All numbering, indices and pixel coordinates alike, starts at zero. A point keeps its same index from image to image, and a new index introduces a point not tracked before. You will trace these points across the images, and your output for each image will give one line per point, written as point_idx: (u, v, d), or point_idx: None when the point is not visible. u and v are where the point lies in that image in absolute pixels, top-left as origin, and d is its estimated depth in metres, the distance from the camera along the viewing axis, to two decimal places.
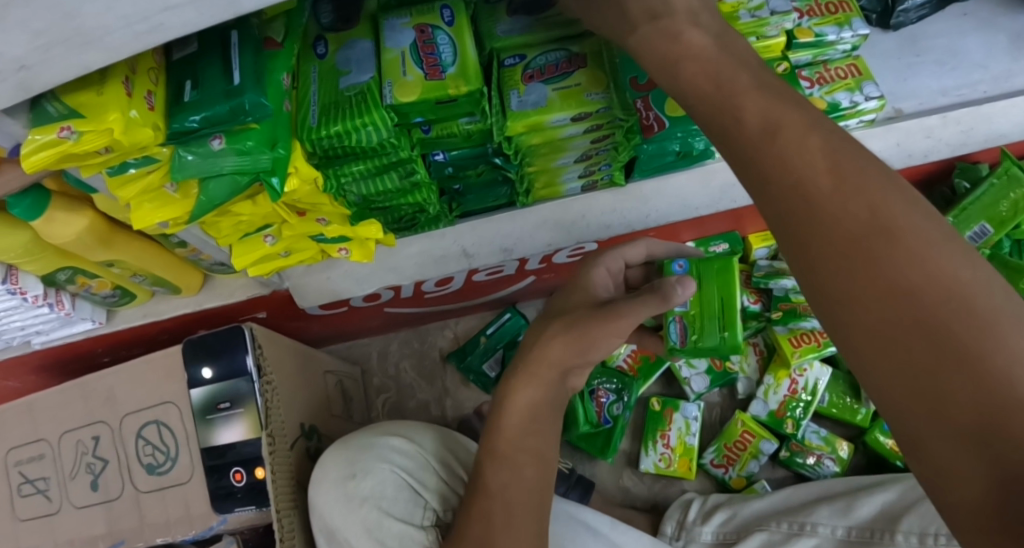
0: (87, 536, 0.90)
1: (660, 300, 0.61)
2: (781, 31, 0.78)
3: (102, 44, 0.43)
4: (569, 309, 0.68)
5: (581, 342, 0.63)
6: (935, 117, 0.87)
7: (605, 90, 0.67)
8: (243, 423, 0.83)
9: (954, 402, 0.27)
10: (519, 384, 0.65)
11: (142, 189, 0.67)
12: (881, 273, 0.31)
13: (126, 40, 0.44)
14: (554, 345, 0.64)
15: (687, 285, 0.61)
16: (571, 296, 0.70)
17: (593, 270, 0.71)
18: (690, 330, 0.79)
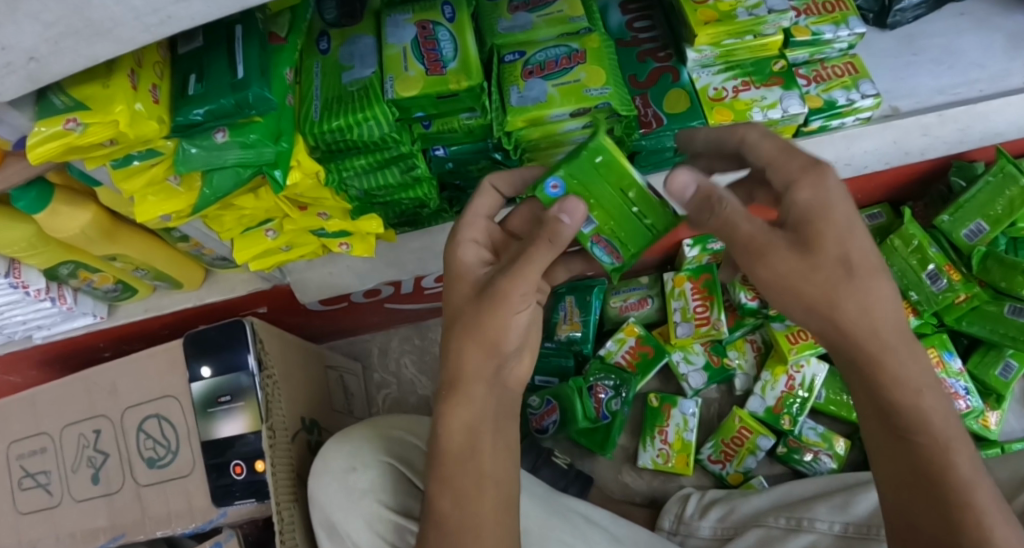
0: (88, 529, 0.90)
1: (546, 243, 0.49)
2: (779, 29, 0.79)
3: (112, 36, 0.44)
4: (457, 303, 0.53)
5: (486, 333, 0.50)
6: (932, 115, 0.88)
7: (606, 85, 0.67)
8: (244, 416, 0.84)
9: (910, 494, 0.47)
10: (450, 408, 0.51)
11: (146, 182, 0.67)
12: (888, 415, 0.48)
13: (136, 33, 0.44)
14: (463, 351, 0.51)
15: (571, 209, 0.51)
16: (451, 295, 0.54)
17: (456, 249, 0.55)
18: (618, 245, 0.58)
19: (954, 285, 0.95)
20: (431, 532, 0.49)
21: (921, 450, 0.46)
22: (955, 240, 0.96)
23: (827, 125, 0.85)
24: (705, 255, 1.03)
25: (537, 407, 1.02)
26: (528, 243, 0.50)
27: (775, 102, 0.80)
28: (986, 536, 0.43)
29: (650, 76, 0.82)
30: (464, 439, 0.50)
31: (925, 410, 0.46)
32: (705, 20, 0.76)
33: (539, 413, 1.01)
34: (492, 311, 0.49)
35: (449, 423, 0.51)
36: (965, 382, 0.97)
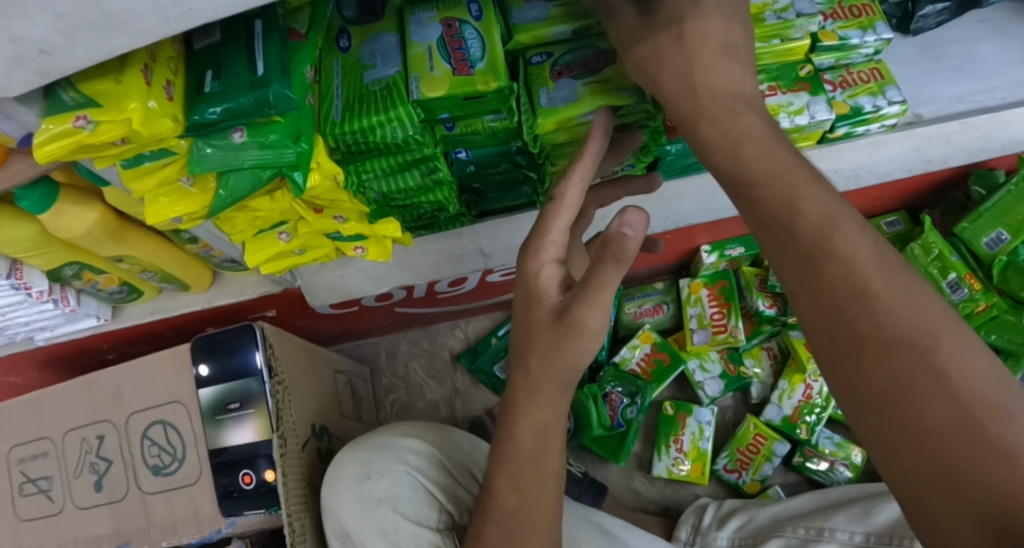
0: (91, 538, 0.88)
1: (612, 263, 0.42)
2: (805, 34, 0.77)
3: (130, 29, 0.41)
4: (532, 318, 0.48)
5: (561, 356, 0.46)
6: (954, 123, 0.87)
7: (636, 86, 0.65)
8: (253, 424, 0.81)
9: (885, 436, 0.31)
10: (529, 417, 0.49)
11: (158, 182, 0.65)
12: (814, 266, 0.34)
13: (154, 25, 0.42)
14: (543, 370, 0.47)
15: (634, 220, 0.41)
16: (526, 314, 0.49)
17: (534, 268, 0.48)
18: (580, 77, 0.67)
19: (975, 293, 0.94)
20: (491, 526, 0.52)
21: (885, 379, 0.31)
22: (976, 249, 0.95)
23: (851, 131, 0.84)
24: (723, 261, 1.00)
25: None
26: (594, 260, 0.43)
27: (802, 107, 0.79)
28: (960, 425, 0.28)
29: None
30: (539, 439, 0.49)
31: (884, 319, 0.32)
32: None
33: None
34: (567, 331, 0.46)
35: (526, 431, 0.49)
36: None
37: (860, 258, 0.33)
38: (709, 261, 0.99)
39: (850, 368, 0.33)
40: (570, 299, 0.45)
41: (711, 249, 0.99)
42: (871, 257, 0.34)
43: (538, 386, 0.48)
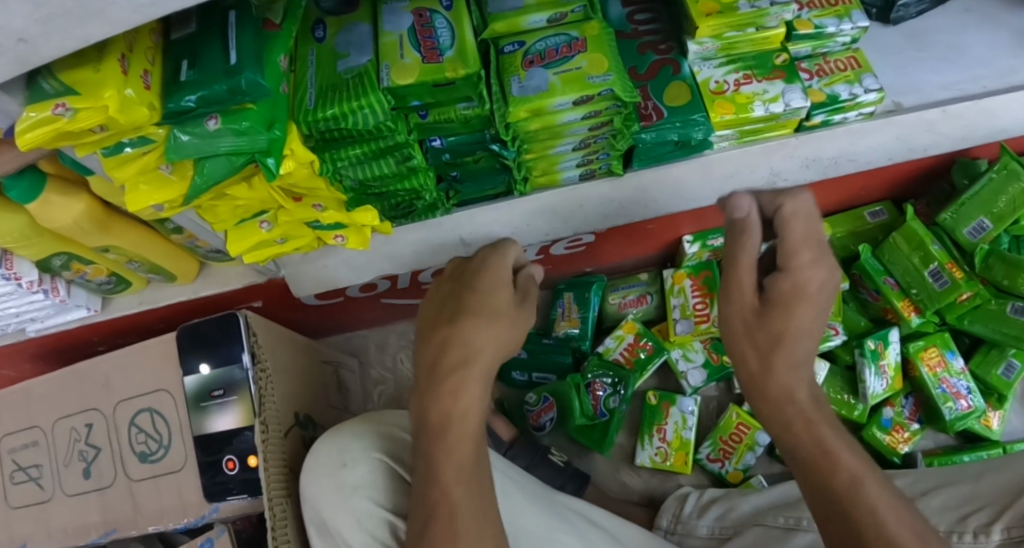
0: (80, 524, 0.89)
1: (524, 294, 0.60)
2: (780, 22, 0.79)
3: (103, 17, 0.43)
4: (451, 328, 0.53)
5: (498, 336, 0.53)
6: (935, 111, 0.86)
7: (607, 73, 0.66)
8: (236, 410, 0.83)
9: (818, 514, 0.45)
10: (455, 439, 0.49)
11: (139, 170, 0.67)
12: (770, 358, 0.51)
13: (127, 13, 0.43)
14: (463, 376, 0.50)
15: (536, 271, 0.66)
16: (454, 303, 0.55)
17: (479, 265, 0.59)
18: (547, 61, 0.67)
19: (957, 283, 0.92)
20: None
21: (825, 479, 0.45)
22: (959, 238, 0.94)
23: (830, 119, 0.84)
24: (705, 251, 1.01)
25: (535, 404, 1.02)
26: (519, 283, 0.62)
27: (778, 95, 0.79)
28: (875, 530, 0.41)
29: (651, 68, 0.80)
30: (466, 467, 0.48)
31: (826, 448, 0.47)
32: (707, 12, 0.75)
33: (537, 409, 1.01)
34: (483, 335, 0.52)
35: (450, 455, 0.48)
36: (965, 381, 0.96)
37: (799, 391, 0.50)
38: (691, 251, 1.01)
39: (800, 475, 0.47)
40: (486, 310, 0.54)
41: (692, 239, 1.01)
42: (812, 406, 0.50)
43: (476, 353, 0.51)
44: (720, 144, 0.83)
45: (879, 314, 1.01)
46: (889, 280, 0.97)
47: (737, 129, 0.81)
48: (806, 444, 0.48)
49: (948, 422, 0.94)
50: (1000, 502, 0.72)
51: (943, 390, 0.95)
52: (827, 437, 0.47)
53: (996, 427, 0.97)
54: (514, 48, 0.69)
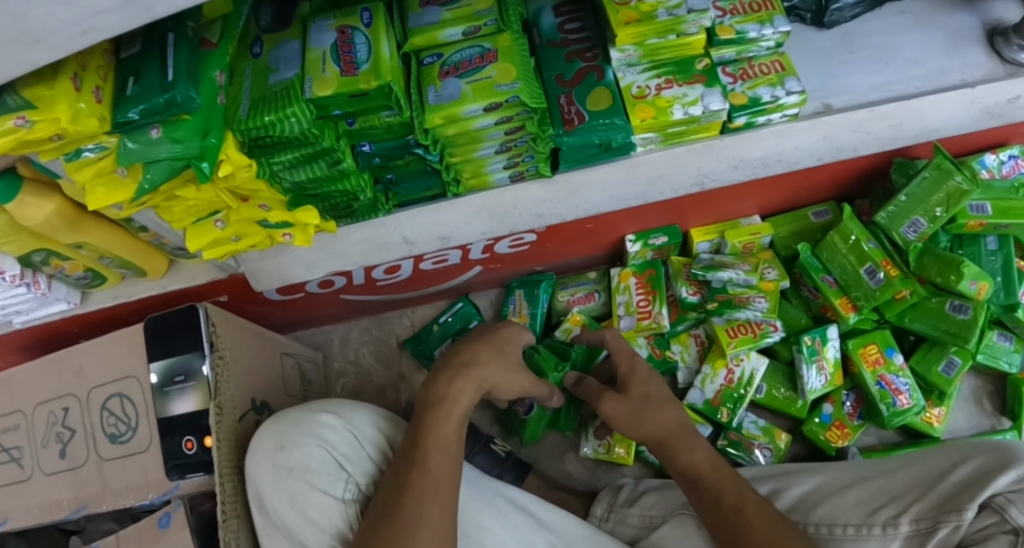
0: (54, 501, 0.97)
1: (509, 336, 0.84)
2: (700, 29, 0.82)
3: (45, 43, 0.52)
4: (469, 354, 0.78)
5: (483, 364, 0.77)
6: (862, 111, 0.88)
7: (514, 81, 0.71)
8: (195, 395, 0.90)
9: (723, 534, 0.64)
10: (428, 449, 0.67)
11: (95, 173, 0.74)
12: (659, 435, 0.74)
13: (64, 40, 0.52)
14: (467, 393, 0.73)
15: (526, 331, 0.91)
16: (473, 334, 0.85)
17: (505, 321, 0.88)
18: (462, 70, 0.72)
19: (892, 280, 0.94)
20: (404, 501, 0.63)
21: (712, 494, 0.67)
22: (897, 238, 0.96)
23: (752, 122, 0.87)
24: (649, 250, 1.05)
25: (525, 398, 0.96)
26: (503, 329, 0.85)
27: (697, 99, 0.83)
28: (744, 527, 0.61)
29: (576, 75, 0.84)
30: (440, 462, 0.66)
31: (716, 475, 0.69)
32: (626, 21, 0.80)
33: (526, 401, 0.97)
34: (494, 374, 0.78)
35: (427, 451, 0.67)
36: (905, 378, 0.97)
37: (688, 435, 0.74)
38: (634, 249, 1.04)
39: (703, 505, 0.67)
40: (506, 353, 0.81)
41: (635, 238, 1.04)
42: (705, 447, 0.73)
43: (453, 370, 0.75)
44: (646, 147, 0.87)
45: (820, 311, 1.03)
46: (828, 278, 0.98)
47: (661, 131, 0.85)
48: (699, 462, 0.70)
49: (885, 418, 0.95)
50: (910, 493, 0.75)
51: (881, 387, 0.96)
52: (712, 466, 0.70)
53: (939, 424, 0.97)
54: (434, 58, 0.74)
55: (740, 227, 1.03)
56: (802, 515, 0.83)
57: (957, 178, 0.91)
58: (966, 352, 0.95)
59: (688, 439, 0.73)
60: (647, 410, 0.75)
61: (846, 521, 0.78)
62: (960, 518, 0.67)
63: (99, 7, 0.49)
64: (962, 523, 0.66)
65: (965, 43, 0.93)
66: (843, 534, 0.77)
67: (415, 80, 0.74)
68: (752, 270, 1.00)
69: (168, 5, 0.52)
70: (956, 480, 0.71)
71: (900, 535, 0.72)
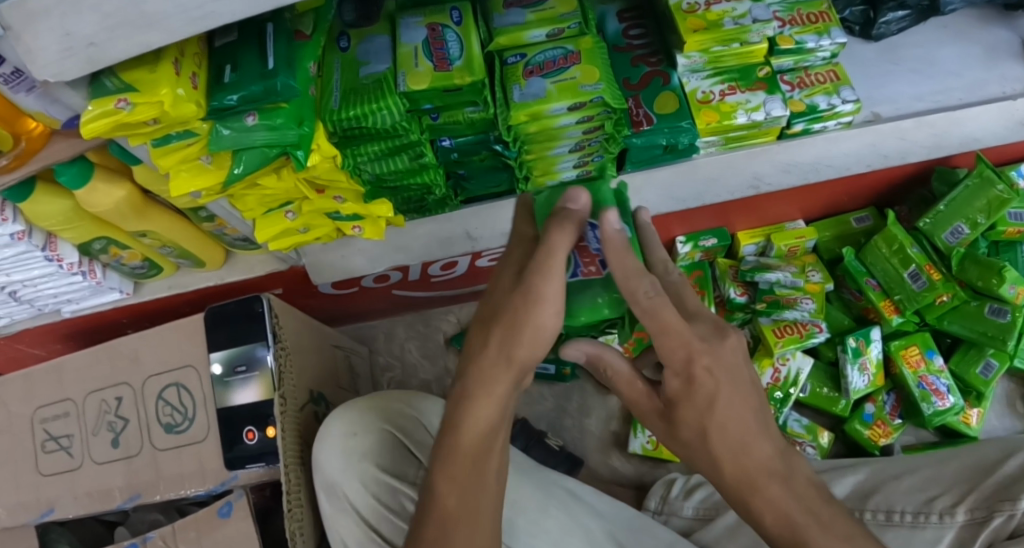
0: (104, 490, 0.96)
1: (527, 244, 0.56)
2: (763, 38, 0.85)
3: (160, 27, 0.53)
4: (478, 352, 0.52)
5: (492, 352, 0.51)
6: (910, 121, 0.92)
7: (599, 82, 0.74)
8: (257, 385, 0.91)
9: None
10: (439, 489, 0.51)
11: (180, 159, 0.75)
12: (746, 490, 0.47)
13: (181, 24, 0.54)
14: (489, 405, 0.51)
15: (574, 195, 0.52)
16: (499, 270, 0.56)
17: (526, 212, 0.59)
18: (548, 70, 0.75)
19: (934, 284, 0.97)
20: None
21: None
22: (939, 243, 1.00)
23: (809, 128, 0.90)
24: (698, 252, 1.08)
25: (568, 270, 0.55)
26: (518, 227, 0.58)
27: (759, 105, 0.86)
28: None
29: (643, 79, 0.88)
30: (460, 502, 0.51)
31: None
32: (693, 28, 0.82)
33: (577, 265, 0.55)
34: (520, 369, 0.51)
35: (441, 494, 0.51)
36: (945, 379, 1.00)
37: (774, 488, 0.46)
38: (684, 251, 1.07)
39: None
40: (529, 314, 0.50)
41: (685, 240, 1.07)
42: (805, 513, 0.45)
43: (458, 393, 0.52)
44: (708, 149, 0.90)
45: (862, 313, 1.07)
46: (871, 281, 1.02)
47: (723, 135, 0.88)
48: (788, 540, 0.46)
49: (926, 417, 0.98)
50: (964, 484, 0.78)
51: (922, 388, 0.99)
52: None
53: (975, 424, 1.01)
54: (517, 57, 0.77)
55: (786, 231, 1.07)
56: (855, 503, 0.86)
57: (999, 188, 0.95)
58: (1003, 354, 0.99)
59: (784, 513, 0.46)
60: (729, 450, 0.47)
61: (904, 508, 0.80)
62: (1015, 509, 0.68)
63: None
64: (1017, 512, 0.68)
65: (1003, 57, 0.97)
66: (901, 520, 0.80)
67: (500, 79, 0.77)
68: (799, 272, 1.04)
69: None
70: (1009, 470, 0.74)
71: (956, 523, 0.75)
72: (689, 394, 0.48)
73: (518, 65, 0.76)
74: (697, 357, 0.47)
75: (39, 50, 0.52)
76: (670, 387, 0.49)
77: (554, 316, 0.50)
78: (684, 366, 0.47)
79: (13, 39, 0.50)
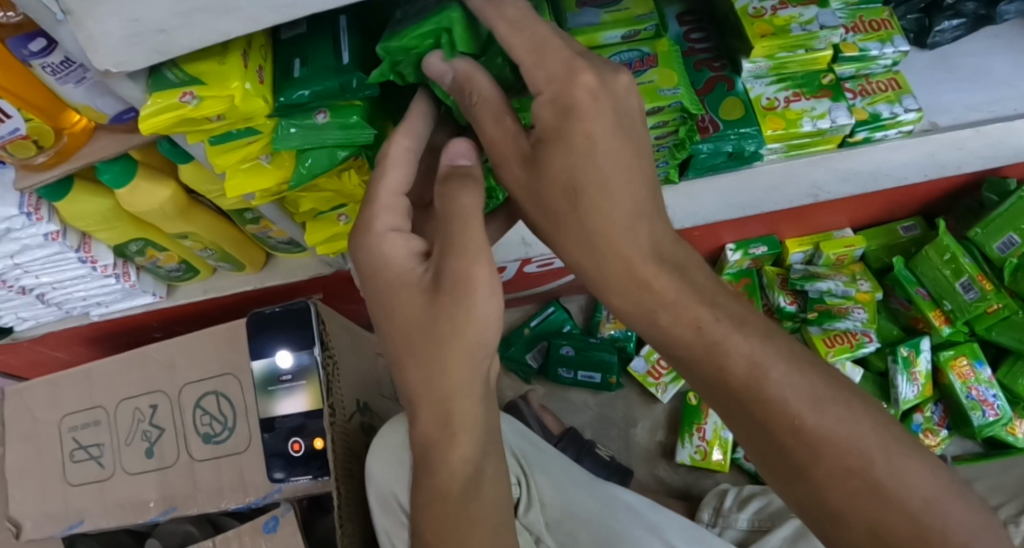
0: (139, 501, 0.93)
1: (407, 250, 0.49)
2: (829, 44, 0.84)
3: (238, 14, 0.50)
4: (412, 386, 0.46)
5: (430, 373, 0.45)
6: (967, 131, 0.91)
7: (677, 87, 0.72)
8: (304, 395, 0.86)
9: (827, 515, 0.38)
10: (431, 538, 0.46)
11: (240, 158, 0.72)
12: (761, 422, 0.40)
13: (263, 12, 0.50)
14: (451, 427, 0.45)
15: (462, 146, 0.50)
16: (390, 300, 0.48)
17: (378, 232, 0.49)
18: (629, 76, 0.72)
19: (986, 294, 0.97)
20: None
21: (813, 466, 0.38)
22: (989, 253, 1.00)
23: (871, 136, 0.89)
24: (747, 260, 1.08)
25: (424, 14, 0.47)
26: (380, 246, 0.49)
27: (825, 112, 0.85)
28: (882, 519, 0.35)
29: (706, 84, 0.86)
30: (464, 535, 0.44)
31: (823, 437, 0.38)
32: (761, 33, 0.80)
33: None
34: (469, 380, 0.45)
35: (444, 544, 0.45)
36: (993, 389, 1.00)
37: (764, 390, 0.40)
38: (734, 258, 1.07)
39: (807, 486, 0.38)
40: (469, 315, 0.45)
41: (735, 248, 1.07)
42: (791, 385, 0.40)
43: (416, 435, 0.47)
44: (770, 156, 0.89)
45: (910, 323, 1.08)
46: (921, 290, 1.03)
47: (786, 142, 0.87)
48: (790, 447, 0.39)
49: (976, 428, 0.98)
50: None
51: (972, 398, 0.99)
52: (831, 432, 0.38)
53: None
54: None
55: (834, 239, 1.06)
56: None
57: None
58: None
59: (665, 306, 0.45)
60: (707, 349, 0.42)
61: None
62: None
63: None
64: None
65: None
66: None
67: None
68: (850, 281, 1.04)
69: None
70: None
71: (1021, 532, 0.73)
72: (562, 133, 0.44)
73: None
74: (580, 75, 0.43)
75: (100, 36, 0.49)
76: (541, 121, 0.45)
77: (491, 300, 0.46)
78: (563, 84, 0.43)
79: (74, 23, 0.47)
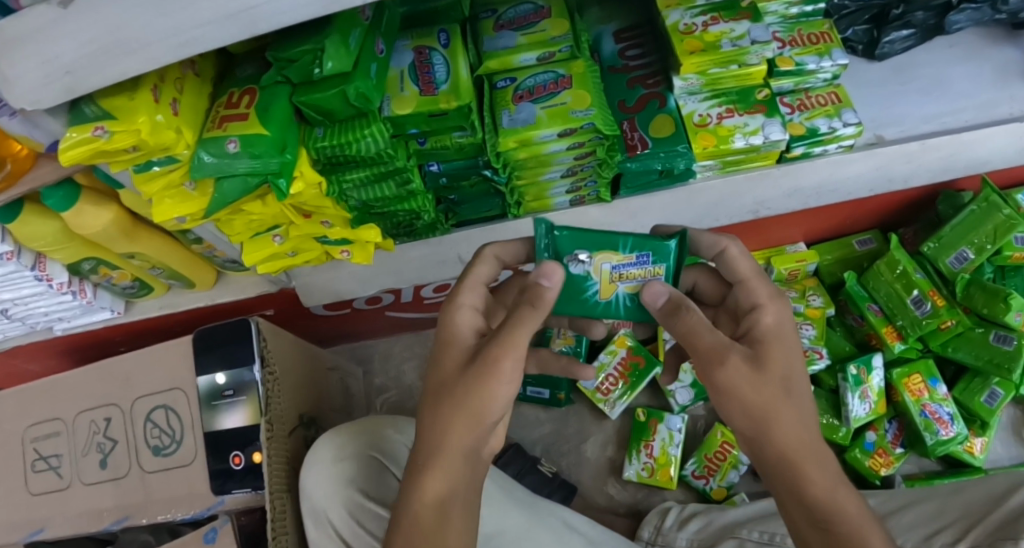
0: (93, 511, 0.97)
1: (528, 307, 0.50)
2: (762, 59, 0.82)
3: (141, 55, 0.49)
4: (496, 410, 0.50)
5: (471, 399, 0.50)
6: (914, 144, 0.89)
7: (590, 108, 0.72)
8: (245, 410, 0.89)
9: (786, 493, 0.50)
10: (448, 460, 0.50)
11: (164, 186, 0.72)
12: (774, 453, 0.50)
13: (162, 54, 0.49)
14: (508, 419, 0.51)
15: (550, 273, 0.50)
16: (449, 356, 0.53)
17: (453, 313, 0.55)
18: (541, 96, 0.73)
19: (938, 310, 0.95)
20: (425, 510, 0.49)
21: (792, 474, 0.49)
22: (942, 268, 0.97)
23: (810, 151, 0.88)
24: None
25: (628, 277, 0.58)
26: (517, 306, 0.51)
27: (757, 129, 0.84)
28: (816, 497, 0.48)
29: (639, 101, 0.86)
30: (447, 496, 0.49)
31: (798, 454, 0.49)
32: (690, 50, 0.80)
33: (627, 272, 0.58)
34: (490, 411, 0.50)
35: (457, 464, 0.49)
36: (948, 408, 0.97)
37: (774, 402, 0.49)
38: None
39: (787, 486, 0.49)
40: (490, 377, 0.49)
41: None
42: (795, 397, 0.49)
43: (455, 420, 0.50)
44: (704, 174, 0.89)
45: (864, 339, 1.05)
46: (874, 306, 1.00)
47: (720, 159, 0.86)
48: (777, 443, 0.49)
49: (929, 447, 0.95)
50: (967, 518, 0.73)
51: (925, 416, 0.96)
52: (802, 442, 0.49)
53: (980, 454, 0.97)
54: (507, 81, 0.75)
55: (786, 254, 1.05)
56: None
57: (1006, 212, 0.92)
58: (1009, 383, 0.95)
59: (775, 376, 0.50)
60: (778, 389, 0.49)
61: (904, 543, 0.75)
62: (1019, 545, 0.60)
63: (201, 18, 0.47)
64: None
65: (1015, 77, 0.93)
66: None
67: (489, 99, 0.75)
68: (799, 297, 1.04)
69: (270, 23, 0.48)
70: (1012, 503, 0.68)
71: None
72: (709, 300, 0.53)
73: (507, 89, 0.75)
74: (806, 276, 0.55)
75: (15, 77, 0.50)
76: None
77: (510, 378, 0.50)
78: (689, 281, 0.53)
79: None
